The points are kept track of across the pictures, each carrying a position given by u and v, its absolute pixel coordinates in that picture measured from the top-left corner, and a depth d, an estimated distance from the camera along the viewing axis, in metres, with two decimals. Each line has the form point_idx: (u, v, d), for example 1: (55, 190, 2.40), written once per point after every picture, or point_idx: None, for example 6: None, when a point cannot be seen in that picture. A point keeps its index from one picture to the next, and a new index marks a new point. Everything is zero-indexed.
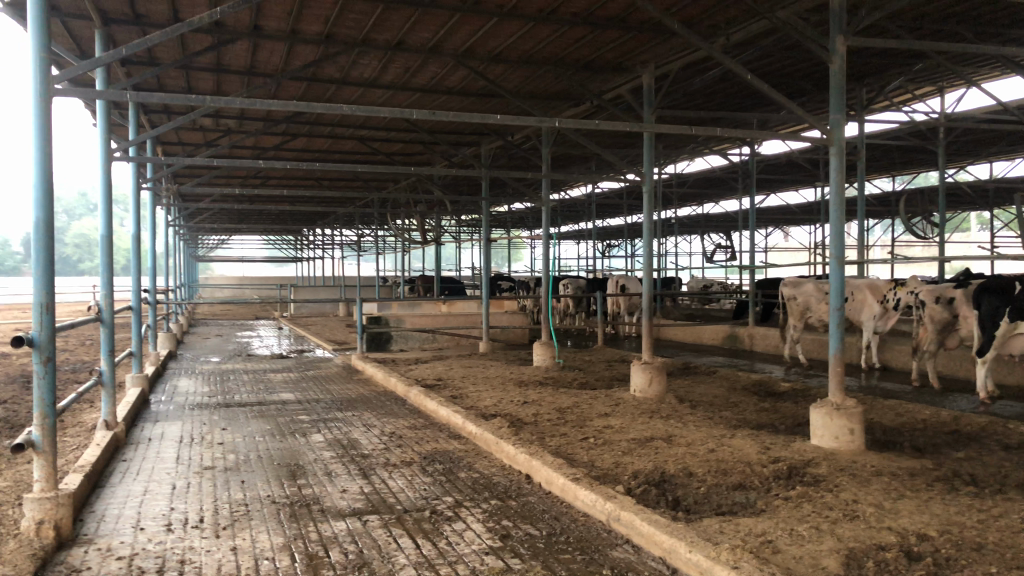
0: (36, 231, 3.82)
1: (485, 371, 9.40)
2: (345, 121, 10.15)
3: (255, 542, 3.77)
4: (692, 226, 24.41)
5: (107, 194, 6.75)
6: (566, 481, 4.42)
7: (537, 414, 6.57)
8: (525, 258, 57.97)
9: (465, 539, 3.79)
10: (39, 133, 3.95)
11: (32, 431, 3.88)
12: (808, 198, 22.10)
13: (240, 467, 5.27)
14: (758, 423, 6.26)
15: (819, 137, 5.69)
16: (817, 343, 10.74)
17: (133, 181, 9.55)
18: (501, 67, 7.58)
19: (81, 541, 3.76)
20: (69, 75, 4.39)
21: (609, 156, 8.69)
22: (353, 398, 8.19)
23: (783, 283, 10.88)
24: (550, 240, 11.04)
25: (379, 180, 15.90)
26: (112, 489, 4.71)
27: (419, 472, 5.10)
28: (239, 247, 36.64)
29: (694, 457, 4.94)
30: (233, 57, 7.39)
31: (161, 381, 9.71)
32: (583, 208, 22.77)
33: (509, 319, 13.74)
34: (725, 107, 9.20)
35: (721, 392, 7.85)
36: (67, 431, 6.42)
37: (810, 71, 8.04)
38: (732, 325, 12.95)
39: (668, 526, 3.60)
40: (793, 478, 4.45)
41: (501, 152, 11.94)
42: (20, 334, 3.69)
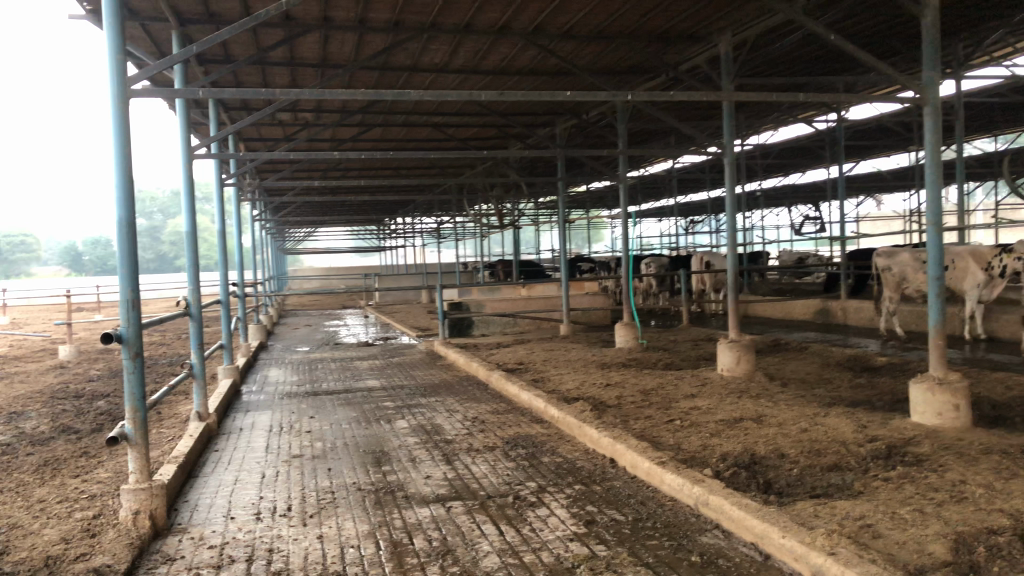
0: (119, 230, 3.93)
1: (567, 354, 9.31)
2: (419, 108, 10.17)
3: (341, 530, 3.80)
4: (778, 199, 23.70)
5: (190, 191, 6.92)
6: (651, 465, 4.31)
7: (621, 396, 6.46)
8: (607, 240, 57.52)
9: (549, 525, 3.73)
10: (118, 134, 4.05)
11: (125, 425, 3.99)
12: (900, 164, 21.17)
13: (327, 455, 5.35)
14: (854, 400, 5.99)
15: (912, 97, 5.36)
16: (915, 316, 10.24)
17: (217, 178, 9.80)
18: (572, 44, 7.45)
19: (175, 530, 3.86)
20: (145, 76, 4.50)
21: (687, 129, 8.45)
22: (436, 384, 8.23)
23: (877, 253, 10.35)
24: (630, 218, 10.82)
25: (456, 166, 15.93)
26: (204, 478, 4.83)
27: (502, 457, 5.07)
28: (325, 240, 37.45)
29: (785, 438, 4.75)
30: (306, 50, 7.47)
31: (252, 371, 9.97)
32: (663, 185, 22.38)
33: (590, 301, 13.62)
34: (809, 73, 8.83)
35: (812, 369, 7.57)
36: (163, 423, 6.64)
37: (900, 29, 7.62)
38: (823, 299, 12.51)
39: (759, 510, 3.46)
40: (893, 458, 4.22)
41: (576, 131, 11.79)
42: (109, 331, 3.79)
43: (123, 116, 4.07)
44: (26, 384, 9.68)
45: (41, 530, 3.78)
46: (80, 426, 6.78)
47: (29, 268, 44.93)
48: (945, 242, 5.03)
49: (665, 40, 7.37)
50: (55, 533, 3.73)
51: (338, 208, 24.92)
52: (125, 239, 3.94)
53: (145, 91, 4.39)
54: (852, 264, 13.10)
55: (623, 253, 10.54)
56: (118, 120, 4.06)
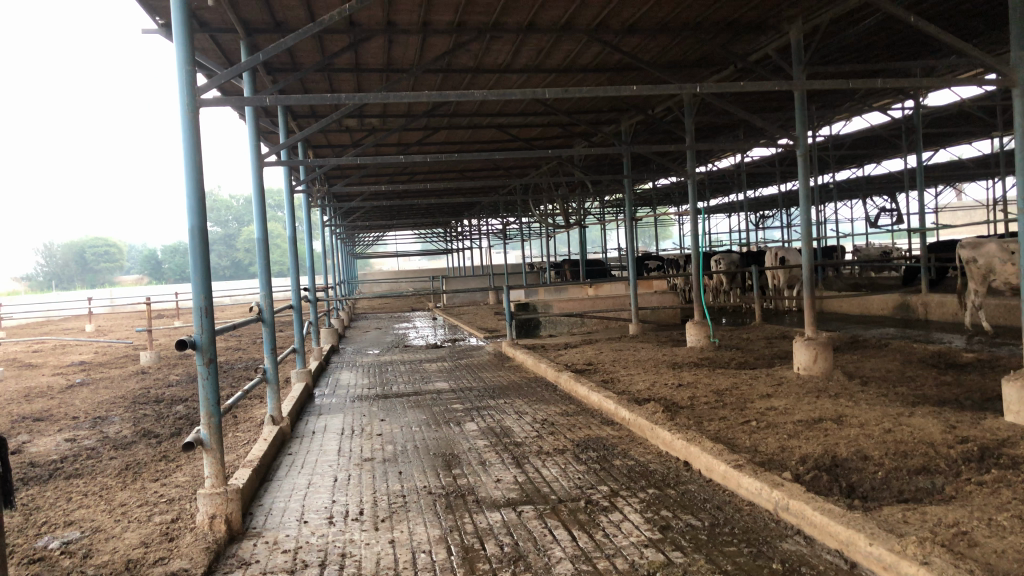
0: (191, 238, 4.00)
1: (637, 354, 9.18)
2: (483, 110, 10.17)
3: (413, 534, 3.78)
4: (853, 190, 23.03)
5: (260, 199, 7.03)
6: (727, 468, 4.18)
7: (693, 397, 6.32)
8: (675, 237, 56.85)
9: (622, 531, 3.64)
10: (189, 142, 4.11)
11: (200, 430, 4.07)
12: (983, 151, 20.31)
13: (398, 458, 5.36)
14: (940, 399, 5.73)
15: (1000, 79, 5.10)
16: (1002, 309, 9.79)
17: (286, 184, 9.96)
18: (637, 38, 7.33)
19: (251, 534, 3.90)
20: (214, 86, 4.57)
21: (758, 121, 8.23)
22: (505, 385, 8.20)
23: (961, 242, 9.89)
24: (699, 214, 10.60)
25: (521, 166, 15.91)
26: (279, 482, 4.90)
27: (572, 460, 4.99)
28: (393, 243, 37.95)
29: (868, 439, 4.55)
30: (371, 55, 7.54)
31: (324, 375, 10.10)
32: (732, 179, 21.99)
33: (659, 300, 13.42)
34: (885, 58, 8.52)
35: (894, 366, 7.29)
36: (239, 427, 6.77)
37: (984, 9, 7.28)
38: (903, 293, 12.06)
39: (843, 515, 3.31)
40: (987, 461, 3.99)
41: (642, 128, 11.64)
42: (183, 338, 3.85)
43: (193, 125, 4.14)
44: (109, 389, 10.02)
45: (121, 534, 3.87)
46: (160, 430, 6.97)
47: (112, 277, 46.68)
48: None
49: (733, 30, 7.19)
50: (135, 537, 3.81)
51: (405, 211, 25.21)
52: (197, 245, 4.00)
53: (215, 100, 4.46)
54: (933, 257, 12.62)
55: (693, 250, 10.33)
56: (188, 128, 4.13)
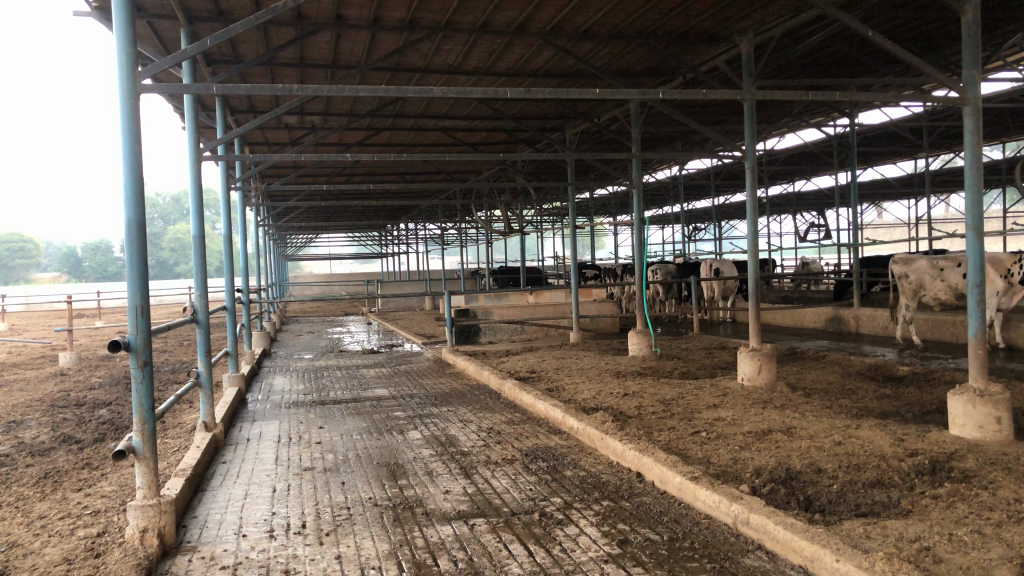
0: (128, 233, 3.74)
1: (580, 362, 9.12)
2: (429, 111, 10.01)
3: (360, 549, 3.59)
4: (785, 205, 23.58)
5: (197, 195, 6.72)
6: (682, 480, 4.11)
7: (640, 406, 6.28)
8: (610, 247, 57.52)
9: (580, 545, 3.52)
10: (128, 132, 3.85)
11: (132, 437, 3.79)
12: (907, 171, 21.03)
13: (340, 468, 5.14)
14: (882, 411, 5.80)
15: (950, 97, 5.19)
16: (931, 324, 10.06)
17: (222, 181, 9.59)
18: (591, 43, 7.28)
19: (185, 549, 3.65)
20: (151, 73, 4.31)
21: (707, 131, 8.27)
22: (447, 392, 8.03)
23: (893, 258, 10.10)
24: (642, 223, 10.61)
25: (463, 170, 15.81)
26: (213, 492, 4.64)
27: (523, 470, 4.87)
28: (326, 246, 37.37)
29: (819, 451, 4.55)
30: (317, 49, 7.32)
31: (256, 379, 9.75)
32: (669, 191, 22.26)
33: (599, 308, 13.42)
34: (829, 74, 8.68)
35: (834, 378, 7.39)
36: (168, 433, 6.45)
37: (926, 28, 7.46)
38: (835, 307, 12.30)
39: (806, 530, 3.26)
40: (939, 474, 4.01)
41: (587, 135, 11.63)
42: (116, 338, 3.59)
43: (132, 112, 3.88)
44: (25, 392, 9.49)
45: (42, 549, 3.58)
46: (82, 436, 6.58)
47: (27, 274, 44.73)
48: (986, 248, 4.84)
49: (685, 40, 7.20)
50: (57, 552, 3.52)
51: (341, 213, 24.84)
52: (133, 241, 3.75)
53: (153, 87, 4.20)
54: (863, 272, 12.94)
55: (636, 259, 10.32)
56: (127, 116, 3.87)
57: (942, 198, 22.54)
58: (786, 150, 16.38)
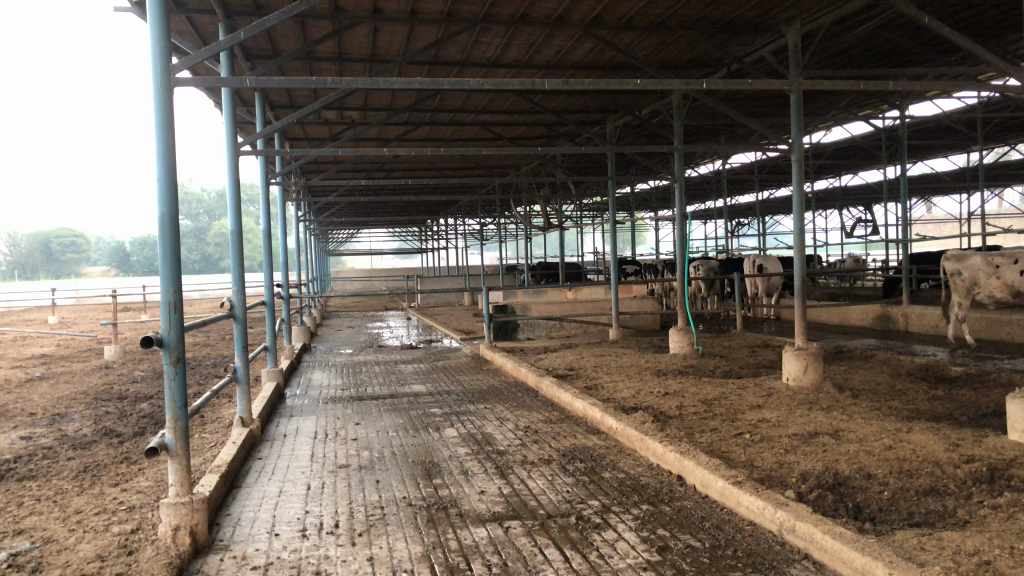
0: (161, 227, 3.72)
1: (619, 360, 8.98)
2: (467, 105, 9.93)
3: (393, 551, 3.52)
4: (831, 200, 23.09)
5: (234, 190, 6.71)
6: (725, 484, 3.97)
7: (682, 406, 6.13)
8: (650, 243, 57.06)
9: (618, 551, 3.41)
10: (161, 125, 3.82)
11: (165, 434, 3.76)
12: (959, 165, 20.46)
13: (374, 466, 5.08)
14: (935, 414, 5.58)
15: (1011, 86, 4.96)
16: (985, 323, 9.73)
17: (261, 175, 9.60)
18: (632, 34, 7.13)
19: (217, 547, 3.62)
20: (186, 65, 4.27)
21: (753, 124, 8.06)
22: (484, 389, 7.95)
23: (945, 255, 9.79)
24: (684, 218, 10.40)
25: (502, 165, 15.73)
26: (247, 489, 4.61)
27: (560, 471, 4.76)
28: (366, 241, 37.62)
29: (869, 455, 4.37)
30: (355, 43, 7.28)
31: (295, 374, 9.76)
32: (711, 186, 21.92)
33: (639, 305, 13.23)
34: (880, 64, 8.41)
35: (883, 378, 7.15)
36: (206, 428, 6.47)
37: (984, 14, 7.18)
38: (883, 304, 11.97)
39: (856, 540, 3.10)
40: (997, 482, 3.82)
41: (628, 129, 11.46)
42: (149, 335, 3.57)
43: (166, 105, 3.84)
44: (71, 384, 9.64)
45: (75, 545, 3.56)
46: (122, 429, 6.63)
47: (78, 268, 45.78)
48: None
49: (730, 30, 7.03)
50: (90, 549, 3.51)
51: (381, 208, 24.94)
52: (166, 236, 3.72)
53: (188, 80, 4.16)
54: (913, 269, 12.59)
55: (678, 255, 10.13)
56: (160, 109, 3.83)
57: (996, 192, 21.89)
58: (833, 143, 16.01)
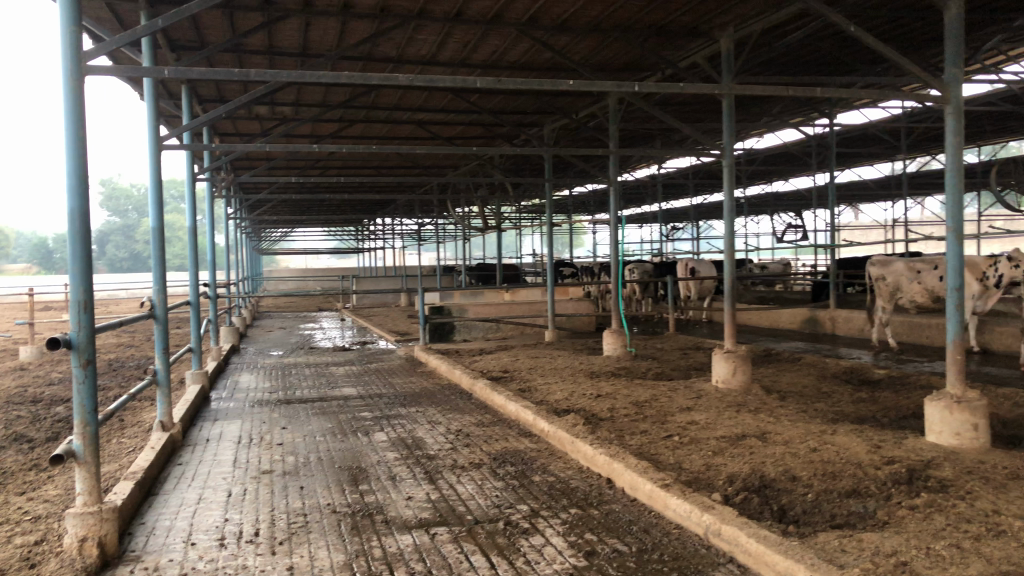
0: (71, 222, 3.53)
1: (553, 362, 8.96)
2: (403, 104, 9.81)
3: (314, 560, 3.41)
4: (762, 205, 23.59)
5: (157, 184, 6.48)
6: (653, 487, 3.97)
7: (613, 408, 6.13)
8: (587, 246, 57.53)
9: (545, 557, 3.37)
10: (72, 116, 3.63)
11: (73, 440, 3.58)
12: (885, 173, 21.10)
13: (300, 471, 4.94)
14: (858, 416, 5.70)
15: (933, 97, 5.09)
16: (907, 327, 10.00)
17: (188, 169, 9.30)
18: (568, 36, 7.13)
19: (128, 559, 3.46)
20: (101, 52, 4.07)
21: (687, 128, 8.12)
22: (417, 392, 7.85)
23: (870, 260, 10.05)
24: (619, 221, 10.45)
25: (439, 165, 15.63)
26: (164, 496, 4.44)
27: (489, 475, 4.70)
28: (302, 240, 36.99)
29: (794, 458, 4.42)
30: (285, 36, 7.12)
31: (222, 377, 9.49)
32: (647, 190, 22.17)
33: (575, 307, 13.26)
34: (810, 71, 8.58)
35: (809, 381, 7.28)
36: (124, 432, 6.22)
37: (909, 26, 7.38)
38: (811, 308, 12.25)
39: (779, 543, 3.12)
40: (916, 483, 3.89)
41: (565, 131, 11.48)
42: (56, 336, 3.39)
43: (76, 94, 3.64)
44: None
45: None
46: (34, 434, 6.33)
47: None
48: (965, 250, 4.73)
49: (664, 34, 7.07)
50: None
51: (316, 207, 24.54)
52: (76, 232, 3.54)
53: (103, 68, 3.96)
54: (839, 273, 12.91)
55: (612, 258, 10.17)
56: (70, 98, 3.63)
57: (918, 200, 22.66)
58: (764, 150, 16.33)
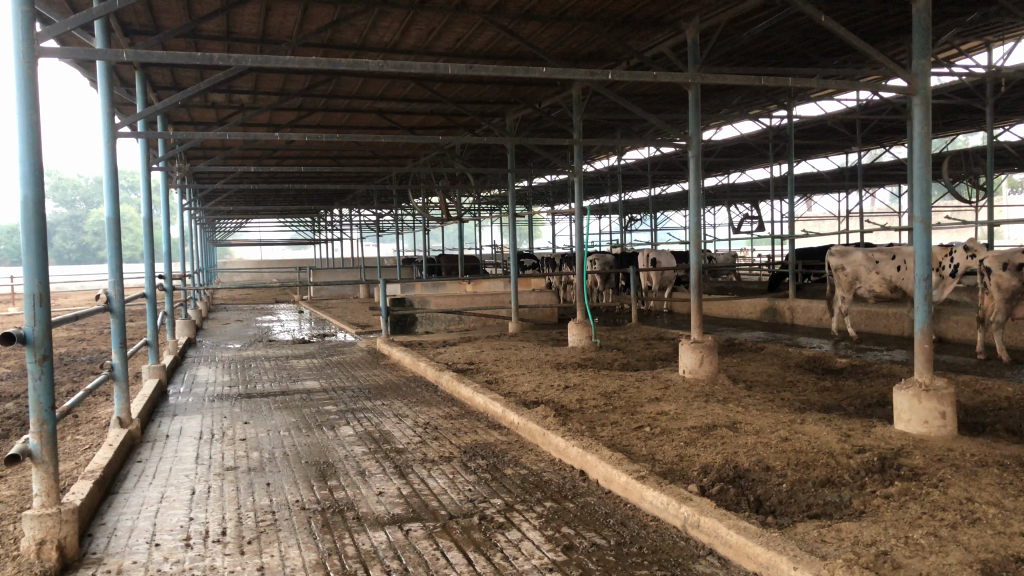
0: (24, 212, 3.37)
1: (518, 353, 8.91)
2: (364, 92, 9.65)
3: (285, 560, 3.30)
4: (720, 196, 23.82)
5: (112, 172, 6.26)
6: (629, 480, 3.93)
7: (582, 399, 6.11)
8: (545, 237, 57.56)
9: (522, 552, 3.31)
10: (25, 100, 3.46)
11: (29, 440, 3.43)
12: (839, 164, 21.43)
13: (265, 467, 4.82)
14: (824, 405, 5.75)
15: (901, 87, 5.12)
16: (865, 316, 10.16)
17: (142, 159, 9.01)
18: (533, 24, 7.06)
19: (89, 562, 3.31)
20: (54, 33, 3.88)
21: (652, 118, 8.09)
22: (381, 385, 7.73)
23: (829, 250, 10.16)
24: (584, 212, 10.41)
25: (399, 155, 15.45)
26: (124, 496, 4.29)
27: (461, 469, 4.63)
28: (257, 231, 36.41)
29: (767, 448, 4.43)
30: (244, 21, 6.94)
31: (179, 371, 9.25)
32: (607, 181, 22.23)
33: (537, 298, 13.23)
34: (773, 61, 8.61)
35: (773, 370, 7.34)
36: (80, 429, 6.02)
37: (871, 16, 7.45)
38: (771, 298, 12.38)
39: (761, 535, 3.10)
40: (889, 472, 3.91)
41: (528, 120, 11.42)
42: (10, 331, 3.23)
43: (29, 78, 3.47)
44: None
45: None
46: None
47: None
48: (933, 240, 4.77)
49: (630, 24, 7.04)
50: None
51: (272, 197, 24.15)
52: (31, 223, 3.38)
53: (56, 50, 3.78)
54: (798, 264, 13.05)
55: (577, 249, 10.13)
56: (23, 81, 3.45)
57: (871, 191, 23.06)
58: (723, 141, 16.46)
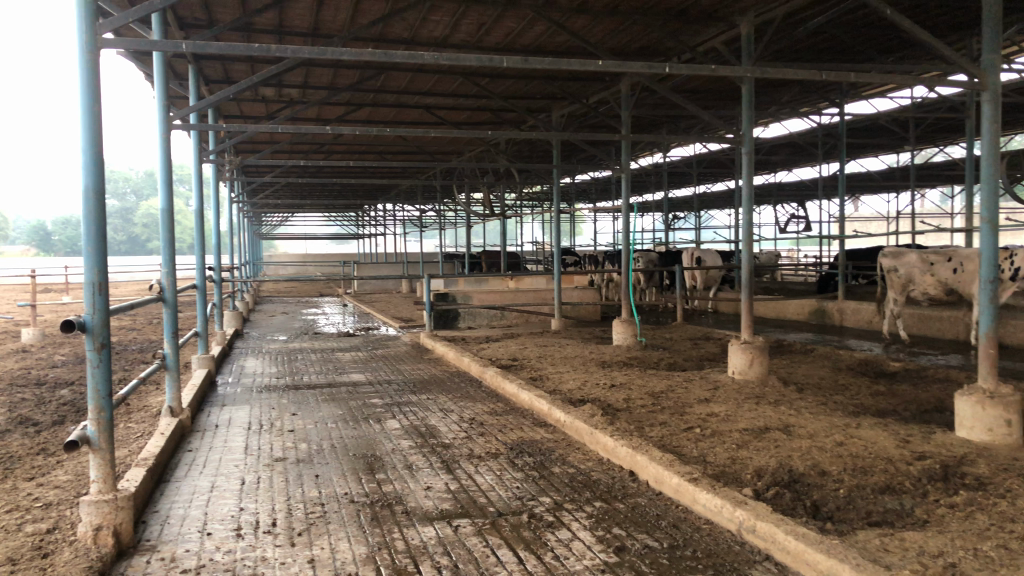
0: (85, 201, 3.41)
1: (563, 351, 8.85)
2: (412, 87, 9.67)
3: (335, 552, 3.30)
4: (766, 195, 23.47)
5: (166, 163, 6.34)
6: (681, 481, 3.86)
7: (629, 398, 6.04)
8: (587, 235, 57.30)
9: (573, 552, 3.26)
10: (86, 89, 3.49)
11: (87, 426, 3.48)
12: (890, 164, 20.97)
13: (314, 459, 4.84)
14: (879, 409, 5.61)
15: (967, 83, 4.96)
16: (919, 319, 9.92)
17: (194, 151, 9.13)
18: (585, 18, 6.99)
19: (143, 548, 3.35)
20: (114, 24, 3.92)
21: (703, 113, 7.98)
22: (425, 379, 7.74)
23: (884, 252, 10.11)
24: (630, 208, 10.29)
25: (444, 150, 15.49)
26: (176, 484, 4.33)
27: (509, 466, 4.60)
28: (301, 225, 36.80)
29: (822, 452, 4.32)
30: (297, 15, 6.97)
31: (226, 361, 9.36)
32: (651, 177, 22.05)
33: (580, 295, 13.15)
34: (828, 57, 8.43)
35: (825, 373, 7.18)
36: (132, 417, 6.12)
37: (931, 11, 7.25)
38: (819, 299, 12.15)
39: (820, 541, 3.01)
40: (952, 480, 3.79)
41: (574, 116, 11.35)
42: (71, 318, 3.27)
43: (91, 68, 3.50)
44: None
45: None
46: (40, 417, 6.22)
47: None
48: (999, 243, 4.61)
49: (684, 18, 6.94)
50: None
51: (316, 191, 24.36)
52: (91, 212, 3.42)
53: (116, 41, 3.82)
54: (848, 264, 12.79)
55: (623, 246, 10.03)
56: (85, 71, 3.49)
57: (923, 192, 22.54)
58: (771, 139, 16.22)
